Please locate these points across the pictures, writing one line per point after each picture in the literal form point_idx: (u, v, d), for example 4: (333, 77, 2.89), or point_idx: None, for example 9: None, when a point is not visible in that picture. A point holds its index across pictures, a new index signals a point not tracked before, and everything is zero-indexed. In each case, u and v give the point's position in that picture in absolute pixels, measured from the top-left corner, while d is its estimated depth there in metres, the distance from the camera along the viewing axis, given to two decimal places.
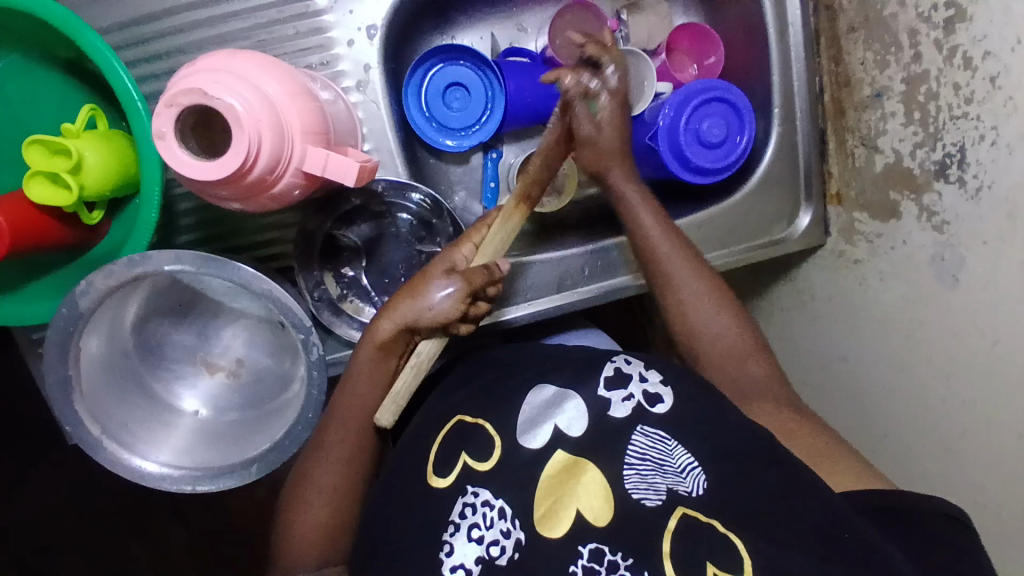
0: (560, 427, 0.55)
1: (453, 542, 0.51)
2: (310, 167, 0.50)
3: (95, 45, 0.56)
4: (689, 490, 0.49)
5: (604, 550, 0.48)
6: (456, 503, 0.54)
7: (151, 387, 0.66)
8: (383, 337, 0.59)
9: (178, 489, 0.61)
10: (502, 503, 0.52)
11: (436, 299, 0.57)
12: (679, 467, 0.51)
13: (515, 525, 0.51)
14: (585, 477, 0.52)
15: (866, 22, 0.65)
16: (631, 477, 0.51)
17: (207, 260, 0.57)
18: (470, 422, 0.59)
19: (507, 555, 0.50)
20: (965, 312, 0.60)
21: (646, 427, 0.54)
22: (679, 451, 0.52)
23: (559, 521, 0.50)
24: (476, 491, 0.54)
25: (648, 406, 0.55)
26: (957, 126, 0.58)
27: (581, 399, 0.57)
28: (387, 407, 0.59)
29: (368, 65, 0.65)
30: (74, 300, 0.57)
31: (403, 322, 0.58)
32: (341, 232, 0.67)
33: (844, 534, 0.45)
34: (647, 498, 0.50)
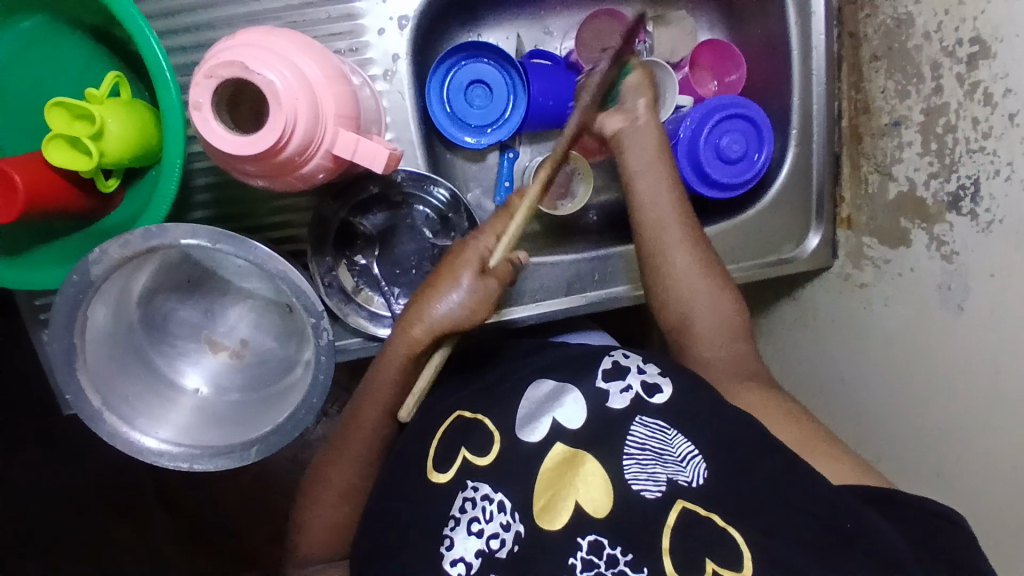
0: (559, 420, 0.56)
1: (454, 536, 0.52)
2: (340, 151, 0.50)
3: (128, 13, 0.56)
4: (689, 480, 0.50)
5: (602, 542, 0.49)
6: (456, 498, 0.54)
7: (154, 363, 0.65)
8: (414, 342, 0.58)
9: (175, 466, 0.61)
10: (502, 497, 0.52)
11: (463, 299, 0.56)
12: (679, 456, 0.51)
13: (515, 518, 0.51)
14: (584, 469, 0.52)
15: (890, 52, 0.66)
16: (631, 467, 0.51)
17: (224, 236, 0.57)
18: (471, 418, 0.59)
19: (507, 548, 0.50)
20: (967, 340, 0.61)
21: (644, 418, 0.54)
22: (679, 440, 0.52)
23: (559, 513, 0.50)
24: (476, 485, 0.54)
25: (646, 396, 0.55)
26: (973, 159, 0.59)
27: (580, 393, 0.57)
28: (410, 403, 0.59)
29: (396, 56, 0.65)
30: (85, 268, 0.56)
31: (433, 328, 0.57)
32: (357, 220, 0.67)
33: (846, 524, 0.47)
34: (647, 490, 0.50)
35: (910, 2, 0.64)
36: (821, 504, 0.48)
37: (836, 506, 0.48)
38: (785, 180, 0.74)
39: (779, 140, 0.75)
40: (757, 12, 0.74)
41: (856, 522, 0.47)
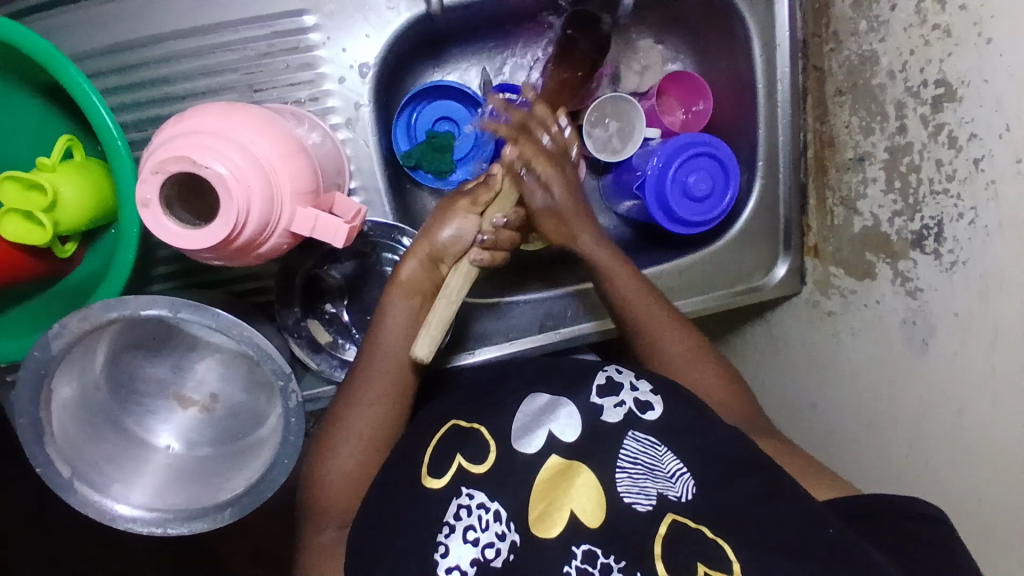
0: (554, 432, 0.56)
1: (449, 543, 0.51)
2: (298, 228, 0.50)
3: (74, 80, 0.53)
4: (678, 495, 0.51)
5: (596, 551, 0.49)
6: (451, 504, 0.53)
7: (124, 423, 0.65)
8: (407, 277, 0.60)
9: (149, 531, 0.61)
10: (497, 506, 0.52)
11: (449, 227, 0.59)
12: (669, 472, 0.53)
13: (510, 528, 0.51)
14: (578, 482, 0.52)
15: (854, 89, 0.67)
16: (623, 479, 0.52)
17: (185, 305, 0.55)
18: (465, 427, 0.58)
19: (501, 557, 0.50)
20: (933, 376, 0.62)
21: (637, 433, 0.55)
22: (668, 457, 0.54)
23: (553, 523, 0.51)
24: (471, 493, 0.53)
25: (639, 412, 0.57)
26: (937, 201, 0.59)
27: (575, 408, 0.57)
28: (425, 334, 0.55)
29: (359, 104, 0.65)
30: (46, 343, 0.55)
31: (424, 257, 0.60)
32: (325, 270, 0.67)
33: (829, 530, 0.48)
34: (639, 503, 0.51)
35: (874, 40, 0.63)
36: (802, 515, 0.50)
37: (817, 515, 0.49)
38: (754, 212, 0.75)
39: (746, 173, 0.76)
40: (723, 45, 0.74)
41: (838, 529, 0.48)
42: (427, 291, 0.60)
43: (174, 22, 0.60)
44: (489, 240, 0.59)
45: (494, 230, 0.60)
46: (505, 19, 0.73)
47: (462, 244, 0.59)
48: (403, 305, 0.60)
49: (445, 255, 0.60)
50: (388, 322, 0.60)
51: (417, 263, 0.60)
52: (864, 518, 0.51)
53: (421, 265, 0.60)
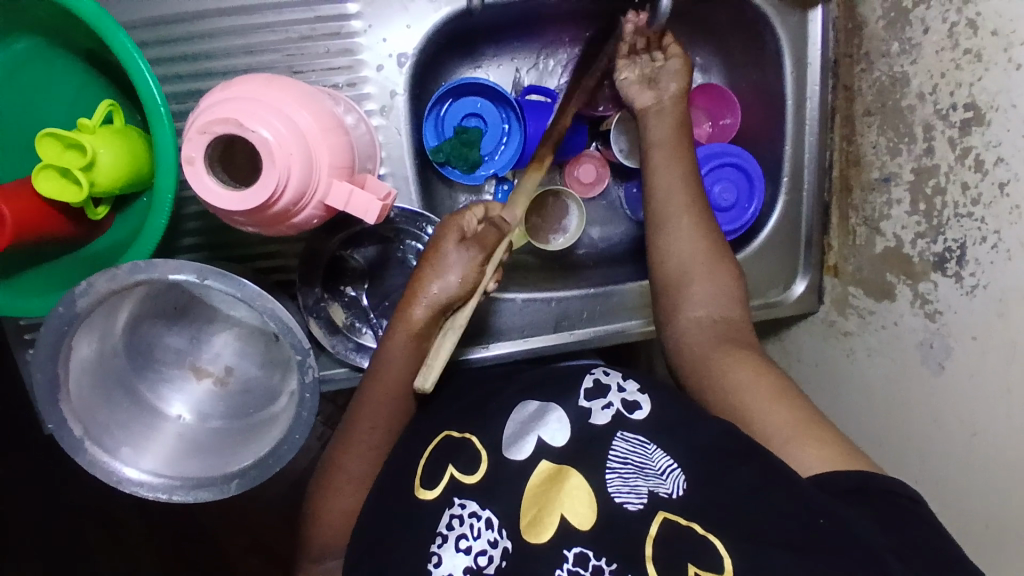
0: (543, 438, 0.56)
1: (442, 553, 0.52)
2: (332, 202, 0.51)
3: (123, 46, 0.54)
4: (669, 492, 0.51)
5: (587, 554, 0.49)
6: (444, 514, 0.54)
7: (137, 389, 0.65)
8: (418, 325, 0.58)
9: (153, 497, 0.61)
10: (490, 514, 0.53)
11: (454, 268, 0.58)
12: (660, 469, 0.52)
13: (502, 534, 0.52)
14: (568, 485, 0.53)
15: (883, 109, 0.67)
16: (614, 480, 0.52)
17: (213, 272, 0.56)
18: (459, 436, 0.59)
19: (494, 564, 0.51)
20: (949, 400, 0.62)
21: (625, 433, 0.55)
22: (659, 454, 0.53)
23: (545, 528, 0.51)
24: (464, 502, 0.54)
25: (626, 413, 0.56)
26: (961, 223, 0.60)
27: (564, 412, 0.57)
28: (427, 369, 0.56)
29: (394, 92, 0.66)
30: (72, 300, 0.56)
31: (434, 304, 0.58)
32: (347, 253, 0.68)
33: (819, 520, 0.47)
34: (629, 502, 0.51)
35: (905, 62, 0.64)
36: (792, 502, 0.49)
37: (812, 500, 0.48)
38: (775, 227, 0.75)
39: (770, 188, 0.76)
40: (755, 60, 0.75)
41: (829, 517, 0.47)
42: (433, 332, 0.59)
43: (221, 0, 0.62)
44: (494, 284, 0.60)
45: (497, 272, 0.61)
46: (542, 21, 0.74)
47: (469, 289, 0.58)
48: (408, 348, 0.59)
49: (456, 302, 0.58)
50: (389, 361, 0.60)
51: (426, 309, 0.58)
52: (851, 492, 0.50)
53: (429, 311, 0.58)
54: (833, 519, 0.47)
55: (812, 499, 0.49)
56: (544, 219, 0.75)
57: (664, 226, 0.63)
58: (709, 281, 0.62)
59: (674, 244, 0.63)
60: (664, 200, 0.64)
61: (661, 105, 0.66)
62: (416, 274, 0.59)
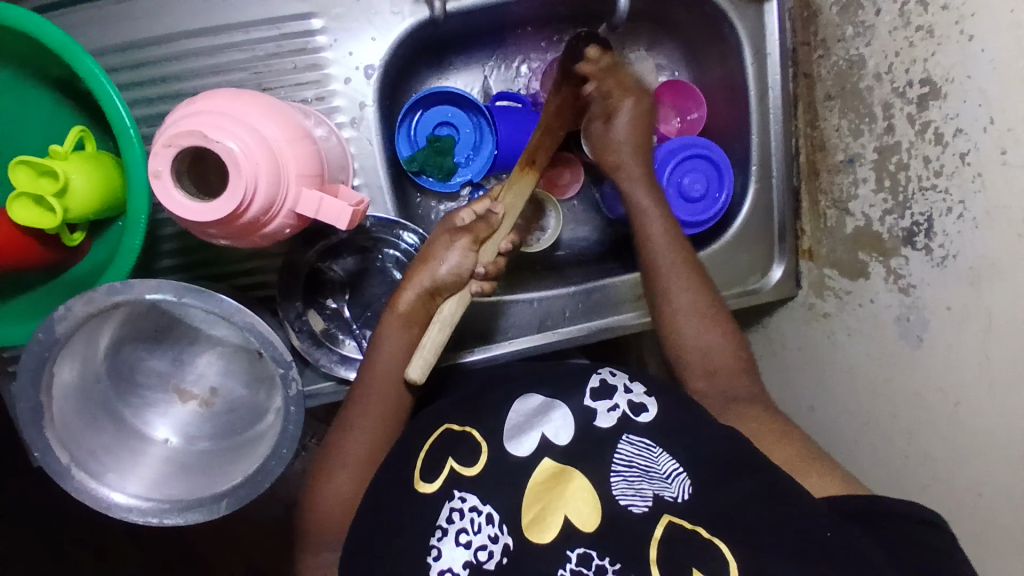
0: (548, 435, 0.57)
1: (441, 547, 0.51)
2: (302, 210, 0.51)
3: (90, 71, 0.55)
4: (675, 495, 0.52)
5: (591, 554, 0.50)
6: (444, 508, 0.53)
7: (122, 415, 0.65)
8: (404, 307, 0.62)
9: (144, 521, 0.60)
10: (490, 509, 0.53)
11: (445, 255, 0.61)
12: (665, 473, 0.54)
13: (503, 530, 0.52)
14: (572, 485, 0.53)
15: (843, 92, 0.68)
16: (618, 483, 0.53)
17: (189, 289, 0.56)
18: (459, 430, 0.59)
19: (495, 559, 0.51)
20: (928, 371, 0.63)
21: (630, 436, 0.56)
22: (664, 458, 0.55)
23: (548, 527, 0.52)
24: (464, 496, 0.54)
25: (632, 415, 0.58)
26: (925, 196, 0.61)
27: (568, 410, 0.58)
28: (417, 357, 0.59)
29: (364, 103, 0.67)
30: (51, 325, 0.56)
31: (422, 288, 0.61)
32: (326, 265, 0.68)
33: (827, 534, 0.48)
34: (635, 504, 0.52)
35: (861, 45, 0.65)
36: (797, 512, 0.50)
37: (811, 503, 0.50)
38: (749, 216, 0.76)
39: (740, 177, 0.77)
40: (717, 55, 0.76)
41: (836, 532, 0.48)
42: (424, 320, 0.62)
43: (188, 23, 0.63)
44: (488, 272, 0.62)
45: (493, 260, 0.62)
46: (505, 28, 0.75)
47: (462, 278, 0.61)
48: (399, 335, 0.62)
49: (443, 288, 0.61)
50: (383, 351, 0.63)
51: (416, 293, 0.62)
52: (869, 512, 0.50)
53: (420, 296, 0.62)
54: (840, 532, 0.48)
55: (815, 511, 0.50)
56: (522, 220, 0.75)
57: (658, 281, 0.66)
58: (671, 274, 0.66)
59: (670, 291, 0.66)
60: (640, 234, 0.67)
61: (611, 149, 0.67)
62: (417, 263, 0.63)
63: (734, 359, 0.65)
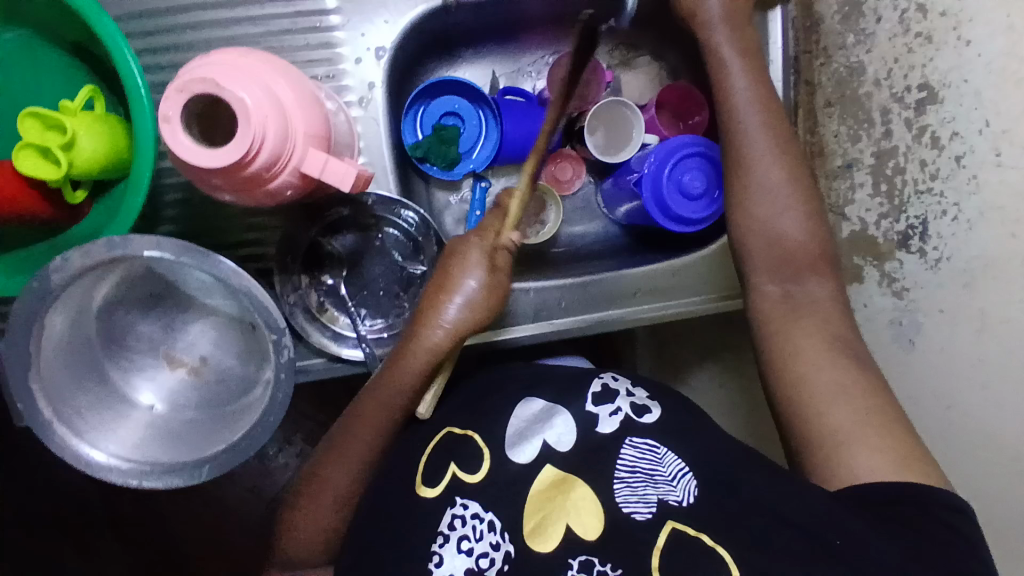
0: (549, 442, 0.56)
1: (443, 553, 0.52)
2: (307, 169, 0.52)
3: (108, 29, 0.56)
4: (679, 499, 0.51)
5: (592, 561, 0.50)
6: (445, 515, 0.54)
7: (109, 376, 0.64)
8: (432, 348, 0.61)
9: (123, 482, 0.60)
10: (492, 516, 0.53)
11: (473, 292, 0.61)
12: (670, 475, 0.52)
13: (505, 538, 0.52)
14: (574, 494, 0.53)
15: (843, 99, 0.70)
16: (621, 490, 0.52)
17: (189, 250, 0.56)
18: (459, 433, 0.60)
19: (496, 566, 0.52)
20: (923, 374, 0.63)
21: (633, 439, 0.55)
22: (670, 458, 0.53)
23: (549, 536, 0.51)
24: (465, 503, 0.54)
25: (636, 417, 0.57)
26: (921, 200, 0.62)
27: (570, 415, 0.58)
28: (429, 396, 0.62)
29: (372, 84, 0.67)
30: (46, 275, 0.56)
31: (447, 328, 0.61)
32: (326, 241, 0.69)
33: (835, 541, 0.47)
34: (638, 512, 0.51)
35: (861, 52, 0.67)
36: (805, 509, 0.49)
37: (818, 500, 0.49)
38: None
39: None
40: None
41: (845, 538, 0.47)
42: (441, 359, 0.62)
43: None
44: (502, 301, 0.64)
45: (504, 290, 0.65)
46: (514, 24, 0.77)
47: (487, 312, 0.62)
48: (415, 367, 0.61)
49: (464, 326, 0.61)
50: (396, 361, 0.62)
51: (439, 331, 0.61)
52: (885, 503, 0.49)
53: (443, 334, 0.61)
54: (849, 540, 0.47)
55: (820, 506, 0.49)
56: (523, 212, 0.76)
57: (745, 162, 0.65)
58: (754, 138, 0.65)
59: (756, 163, 0.64)
60: (732, 114, 0.66)
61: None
62: (431, 295, 0.62)
63: (811, 246, 0.62)
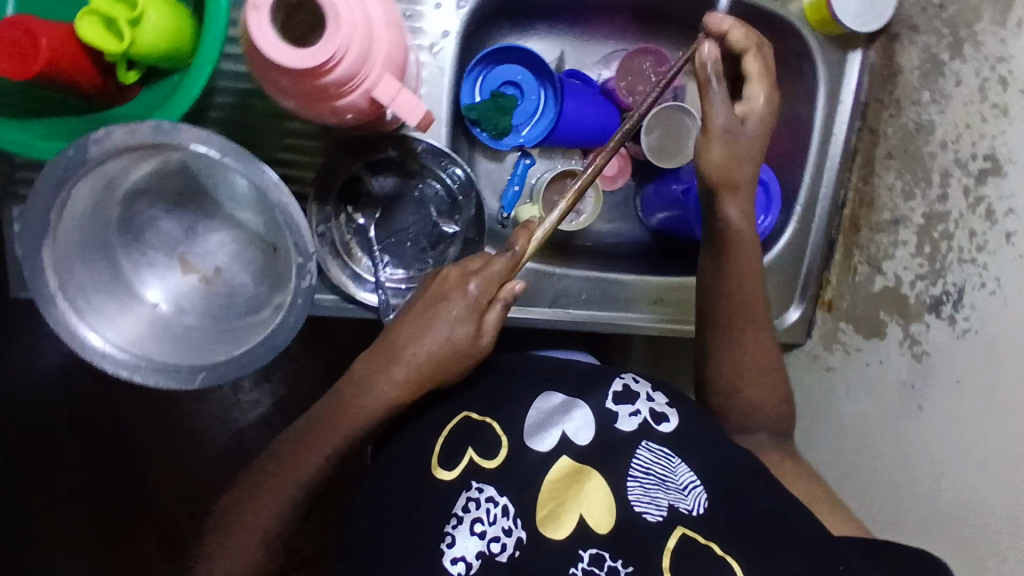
0: (567, 433, 0.54)
1: (455, 534, 0.50)
2: (378, 95, 0.50)
3: None
4: (689, 508, 0.50)
5: (603, 555, 0.48)
6: (460, 496, 0.51)
7: (120, 265, 0.62)
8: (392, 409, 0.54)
9: (114, 373, 0.58)
10: (506, 501, 0.51)
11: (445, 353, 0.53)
12: (681, 485, 0.51)
13: (517, 523, 0.50)
14: (589, 486, 0.51)
15: (905, 153, 0.69)
16: (634, 489, 0.51)
17: (236, 152, 0.55)
18: (476, 420, 0.56)
19: (507, 552, 0.49)
20: (925, 440, 0.63)
21: (650, 443, 0.54)
22: (682, 469, 0.53)
23: (562, 525, 0.50)
24: (481, 486, 0.52)
25: (653, 423, 0.55)
26: (962, 268, 0.62)
27: (589, 410, 0.55)
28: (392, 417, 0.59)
29: (446, 32, 0.66)
30: (84, 146, 0.54)
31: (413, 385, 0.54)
32: (366, 178, 0.67)
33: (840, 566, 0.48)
34: (649, 513, 0.49)
35: (934, 111, 0.66)
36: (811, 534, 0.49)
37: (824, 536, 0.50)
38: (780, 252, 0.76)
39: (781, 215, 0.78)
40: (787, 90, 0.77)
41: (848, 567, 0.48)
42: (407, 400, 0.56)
43: None
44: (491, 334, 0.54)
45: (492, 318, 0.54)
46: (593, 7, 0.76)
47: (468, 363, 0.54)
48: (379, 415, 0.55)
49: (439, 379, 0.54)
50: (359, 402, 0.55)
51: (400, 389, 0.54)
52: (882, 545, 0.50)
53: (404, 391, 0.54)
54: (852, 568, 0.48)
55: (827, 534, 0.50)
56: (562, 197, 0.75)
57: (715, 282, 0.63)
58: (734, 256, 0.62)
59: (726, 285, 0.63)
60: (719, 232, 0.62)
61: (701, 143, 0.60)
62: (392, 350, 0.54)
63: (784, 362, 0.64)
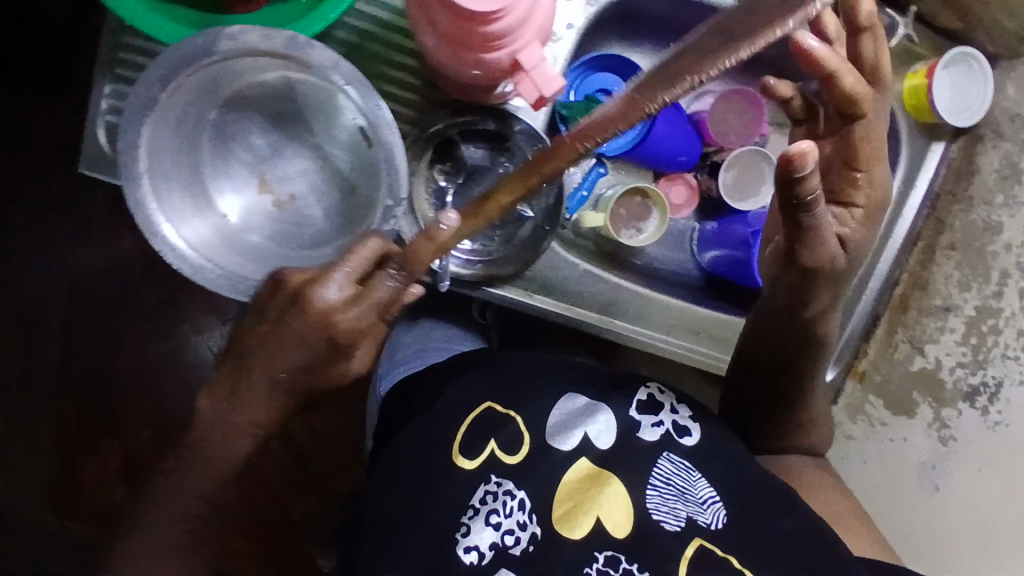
0: (589, 436, 0.54)
1: (471, 524, 0.51)
2: (524, 58, 0.51)
3: None
4: (708, 522, 0.51)
5: (619, 557, 0.49)
6: (478, 489, 0.52)
7: (203, 165, 0.62)
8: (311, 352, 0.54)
9: (177, 266, 0.57)
10: (524, 495, 0.52)
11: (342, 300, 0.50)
12: (700, 498, 0.52)
13: (532, 519, 0.52)
14: (608, 489, 0.52)
15: (968, 247, 0.73)
16: (654, 498, 0.52)
17: (359, 81, 0.56)
18: (500, 412, 0.56)
19: (520, 546, 0.51)
20: (931, 516, 0.70)
21: (672, 455, 0.54)
22: (701, 483, 0.53)
23: (578, 524, 0.51)
24: (499, 480, 0.53)
25: (676, 435, 0.56)
26: (1005, 363, 0.69)
27: (613, 416, 0.55)
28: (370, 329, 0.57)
29: (570, 24, 0.68)
30: (217, 37, 0.55)
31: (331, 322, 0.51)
32: (459, 143, 0.68)
33: None
34: (666, 522, 0.51)
35: (1004, 214, 0.71)
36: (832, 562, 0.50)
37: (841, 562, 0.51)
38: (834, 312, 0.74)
39: None
40: None
41: None
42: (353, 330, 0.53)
43: None
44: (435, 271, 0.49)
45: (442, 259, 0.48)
46: None
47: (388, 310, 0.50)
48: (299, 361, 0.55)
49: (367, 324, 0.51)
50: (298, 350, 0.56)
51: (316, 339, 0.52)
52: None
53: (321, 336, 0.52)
54: None
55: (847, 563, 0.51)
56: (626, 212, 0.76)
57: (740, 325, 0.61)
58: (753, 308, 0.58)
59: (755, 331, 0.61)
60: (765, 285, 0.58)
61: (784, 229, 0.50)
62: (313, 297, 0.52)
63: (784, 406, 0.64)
